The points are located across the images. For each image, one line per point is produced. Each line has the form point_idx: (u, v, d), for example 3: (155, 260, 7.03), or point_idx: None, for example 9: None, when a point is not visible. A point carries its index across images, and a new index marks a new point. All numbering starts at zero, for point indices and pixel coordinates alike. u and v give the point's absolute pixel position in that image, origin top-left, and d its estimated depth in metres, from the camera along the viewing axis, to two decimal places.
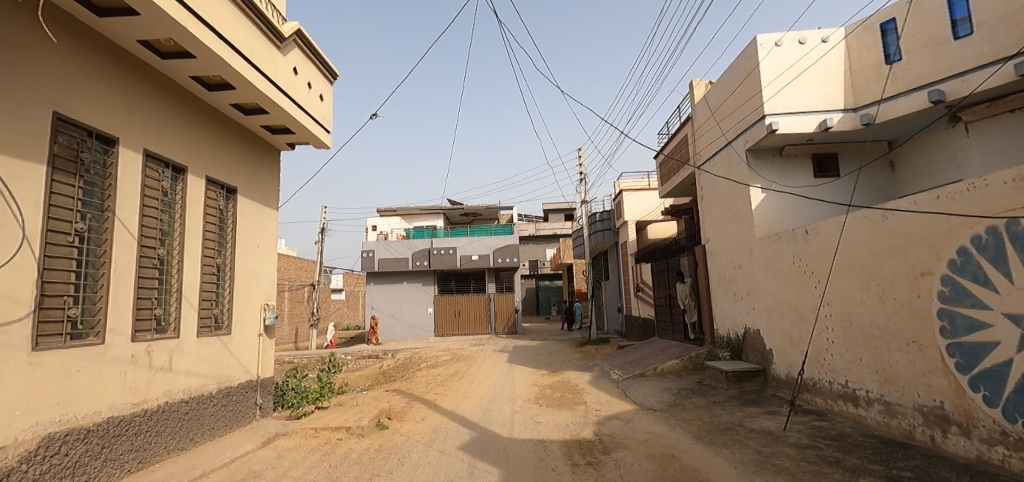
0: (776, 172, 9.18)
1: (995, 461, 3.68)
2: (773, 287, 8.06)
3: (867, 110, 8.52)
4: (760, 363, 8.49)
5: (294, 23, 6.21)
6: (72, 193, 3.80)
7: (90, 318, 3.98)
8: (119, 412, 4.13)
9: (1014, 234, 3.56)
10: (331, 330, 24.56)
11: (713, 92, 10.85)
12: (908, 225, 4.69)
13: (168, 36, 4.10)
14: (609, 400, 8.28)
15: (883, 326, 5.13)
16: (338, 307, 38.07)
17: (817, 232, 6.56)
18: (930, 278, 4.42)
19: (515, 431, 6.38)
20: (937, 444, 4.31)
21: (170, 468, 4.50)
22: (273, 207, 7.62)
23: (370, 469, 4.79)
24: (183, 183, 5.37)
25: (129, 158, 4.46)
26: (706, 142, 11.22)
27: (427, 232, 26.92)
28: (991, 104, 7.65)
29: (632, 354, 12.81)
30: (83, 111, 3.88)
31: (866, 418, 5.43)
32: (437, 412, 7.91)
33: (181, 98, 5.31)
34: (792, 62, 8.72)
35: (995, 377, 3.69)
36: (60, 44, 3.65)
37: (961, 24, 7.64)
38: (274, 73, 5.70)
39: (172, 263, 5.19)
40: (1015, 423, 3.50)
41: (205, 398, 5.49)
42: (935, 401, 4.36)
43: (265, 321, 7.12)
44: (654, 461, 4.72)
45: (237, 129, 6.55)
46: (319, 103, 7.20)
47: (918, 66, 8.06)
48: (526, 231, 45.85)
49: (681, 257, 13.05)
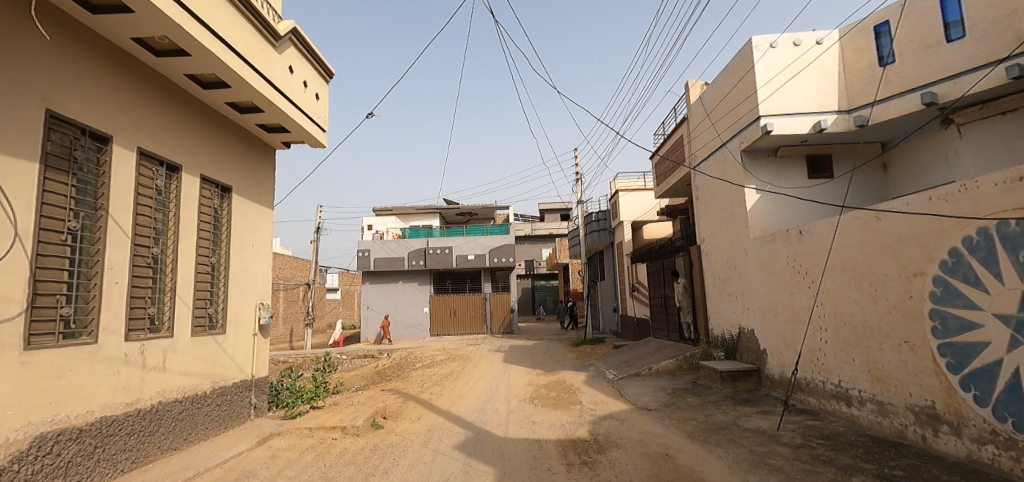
0: (771, 172, 9.23)
1: (986, 460, 3.72)
2: (767, 287, 8.11)
3: (861, 112, 8.58)
4: (754, 363, 8.55)
5: (290, 21, 6.18)
6: (65, 191, 3.78)
7: (82, 317, 3.95)
8: (112, 412, 4.10)
9: (1005, 235, 3.60)
10: (337, 331, 24.55)
11: (709, 92, 10.90)
12: (900, 226, 4.73)
13: (163, 34, 4.08)
14: (604, 400, 8.30)
15: (875, 326, 5.17)
16: (334, 307, 37.92)
17: (810, 232, 6.61)
18: (922, 279, 4.47)
19: (510, 430, 6.39)
20: (929, 443, 4.35)
21: (163, 468, 4.48)
22: (268, 206, 7.59)
23: (365, 469, 4.79)
24: (178, 181, 5.33)
25: (123, 156, 4.43)
26: (701, 143, 11.29)
27: (422, 232, 26.83)
28: (983, 106, 7.72)
29: (627, 353, 12.85)
30: (77, 109, 3.85)
31: (859, 417, 5.47)
32: (433, 411, 7.91)
33: (175, 95, 5.27)
34: (786, 64, 8.78)
35: (985, 377, 3.74)
36: (53, 40, 3.62)
37: (954, 28, 7.72)
38: (269, 72, 5.68)
39: (166, 262, 5.16)
40: (1005, 422, 3.55)
41: (199, 398, 5.46)
42: (926, 400, 4.40)
43: (260, 321, 7.08)
44: (648, 460, 4.74)
45: (232, 127, 6.52)
46: (314, 102, 7.18)
47: (911, 68, 8.12)
48: (524, 230, 46.14)
49: (676, 257, 13.11)
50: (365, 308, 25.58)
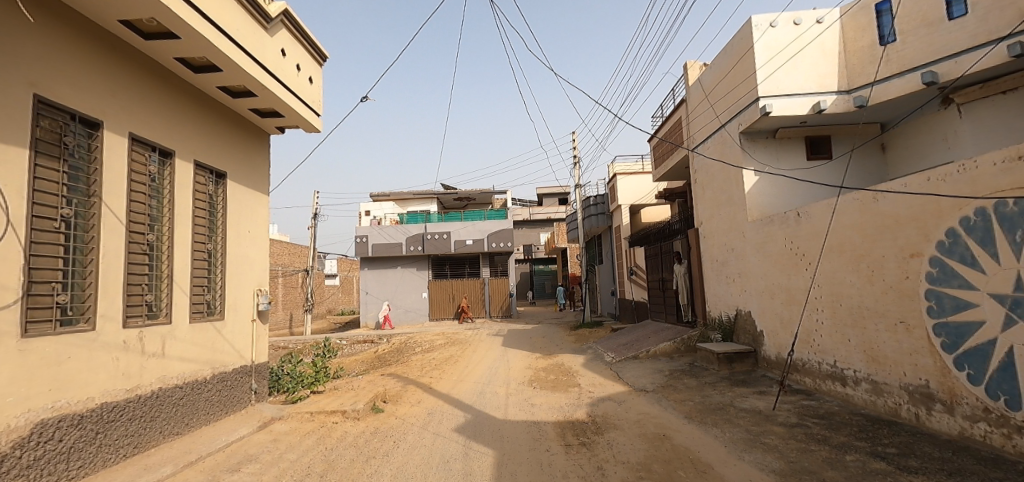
0: (769, 154, 9.19)
1: (978, 437, 3.79)
2: (764, 268, 8.16)
3: (860, 92, 8.49)
4: (751, 345, 8.63)
5: (282, 2, 6.02)
6: (57, 178, 3.72)
7: (80, 304, 3.94)
8: (113, 398, 4.12)
9: (1002, 216, 3.59)
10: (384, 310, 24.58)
11: (708, 73, 10.71)
12: (897, 207, 4.72)
13: (152, 17, 3.96)
14: (602, 382, 8.37)
15: (872, 307, 5.21)
16: (333, 294, 38.23)
17: (809, 214, 6.60)
18: (919, 260, 4.47)
19: (510, 413, 6.46)
20: (922, 421, 4.42)
21: (167, 452, 4.54)
22: (264, 192, 7.53)
23: (366, 452, 4.86)
24: (171, 167, 5.26)
25: (114, 142, 4.36)
26: (700, 125, 11.16)
27: (421, 217, 26.50)
28: (983, 86, 7.63)
29: (625, 336, 12.96)
30: (66, 93, 3.77)
31: (854, 397, 5.55)
32: (432, 395, 8.00)
33: (165, 78, 5.15)
34: (786, 43, 8.65)
35: (980, 356, 3.76)
36: (39, 23, 3.51)
37: (956, 5, 7.56)
38: (263, 55, 5.58)
39: (162, 248, 5.12)
40: (997, 400, 3.60)
41: (200, 383, 5.49)
42: (921, 380, 4.45)
43: (259, 307, 7.09)
44: (646, 441, 4.80)
45: (225, 113, 6.42)
46: (308, 86, 7.04)
47: (912, 47, 8.00)
48: (521, 215, 46.18)
49: (674, 241, 13.09)
50: (387, 304, 25.00)
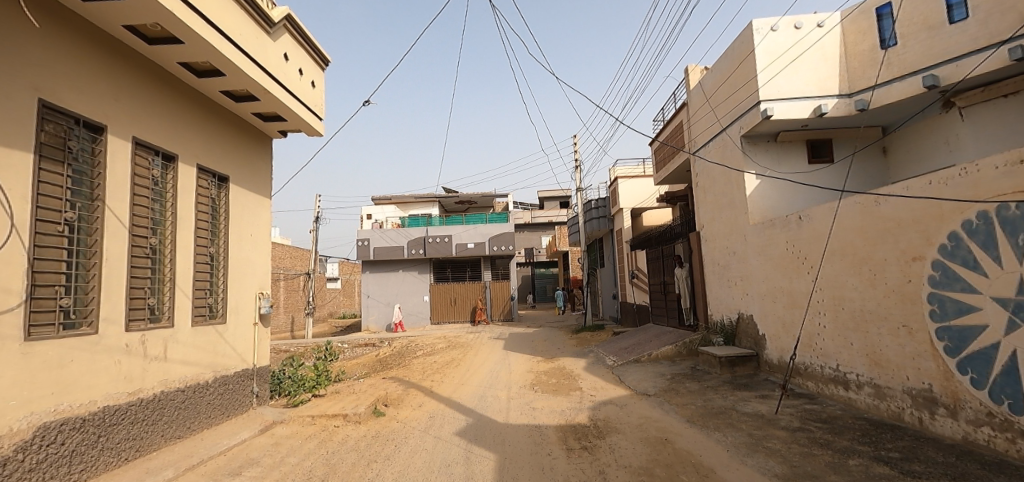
0: (770, 158, 9.20)
1: (982, 442, 3.77)
2: (765, 271, 8.16)
3: (861, 96, 8.51)
4: (753, 348, 8.59)
5: (284, 8, 6.06)
6: (60, 182, 3.74)
7: (82, 308, 3.95)
8: (114, 401, 4.12)
9: (1004, 219, 3.59)
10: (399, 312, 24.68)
11: (709, 76, 10.75)
12: (899, 210, 4.72)
13: (156, 21, 4.00)
14: (604, 386, 8.35)
15: (874, 310, 5.20)
16: (334, 297, 38.22)
17: (810, 217, 6.60)
18: (921, 263, 4.46)
19: (511, 417, 6.45)
20: (925, 425, 4.40)
21: (168, 456, 4.54)
22: (266, 196, 7.57)
23: (367, 456, 4.85)
24: (174, 171, 5.29)
25: (118, 146, 4.38)
26: (701, 129, 11.20)
27: (421, 221, 26.59)
28: (985, 89, 7.63)
29: (627, 339, 12.92)
30: (70, 98, 3.81)
31: (856, 401, 5.54)
32: (434, 398, 8.00)
33: (169, 82, 5.18)
34: (787, 47, 8.67)
35: (983, 360, 3.75)
36: (43, 28, 3.55)
37: (956, 9, 7.57)
38: (265, 60, 5.61)
39: (164, 252, 5.14)
40: (1000, 404, 3.58)
41: (202, 386, 5.50)
42: (923, 384, 4.43)
43: (261, 310, 7.10)
44: (647, 445, 4.79)
45: (228, 117, 6.46)
46: (310, 90, 7.07)
47: (912, 51, 8.02)
48: (522, 218, 46.20)
49: (676, 244, 13.07)
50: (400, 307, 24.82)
